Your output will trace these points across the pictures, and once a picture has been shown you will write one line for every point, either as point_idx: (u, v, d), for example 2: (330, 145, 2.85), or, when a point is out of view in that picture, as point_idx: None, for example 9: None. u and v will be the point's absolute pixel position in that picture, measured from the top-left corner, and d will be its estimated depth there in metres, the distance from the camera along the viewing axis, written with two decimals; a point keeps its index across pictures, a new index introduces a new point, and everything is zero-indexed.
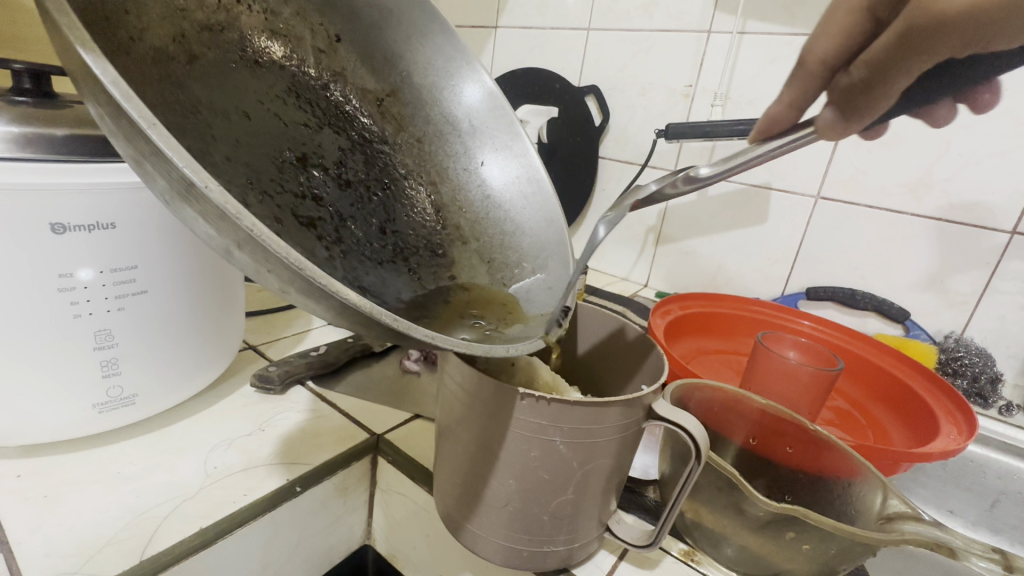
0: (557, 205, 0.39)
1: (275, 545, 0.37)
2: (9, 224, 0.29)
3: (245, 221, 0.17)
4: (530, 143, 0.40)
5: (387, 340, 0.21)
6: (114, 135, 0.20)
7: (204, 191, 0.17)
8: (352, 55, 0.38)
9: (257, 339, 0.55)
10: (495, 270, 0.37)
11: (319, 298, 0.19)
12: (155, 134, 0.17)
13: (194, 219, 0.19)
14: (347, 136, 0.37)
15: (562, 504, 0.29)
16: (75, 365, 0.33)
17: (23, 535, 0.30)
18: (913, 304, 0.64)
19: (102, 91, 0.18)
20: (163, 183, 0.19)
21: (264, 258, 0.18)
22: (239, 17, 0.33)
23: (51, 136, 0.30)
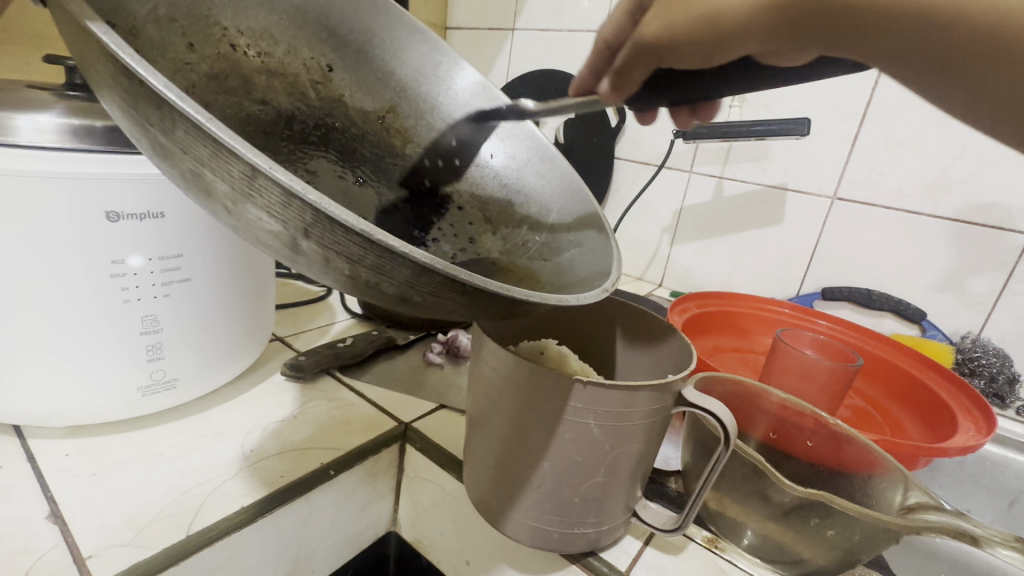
0: (575, 177, 0.40)
1: (308, 526, 0.38)
2: (69, 212, 0.31)
3: (311, 196, 0.18)
4: (531, 125, 0.41)
5: (458, 301, 0.22)
6: (169, 154, 0.20)
7: (270, 173, 0.18)
8: (347, 80, 0.38)
9: (284, 330, 0.56)
10: (531, 252, 0.35)
11: (391, 266, 0.20)
12: (214, 127, 0.18)
13: (255, 217, 0.20)
14: (359, 156, 0.38)
15: (593, 487, 0.30)
16: (124, 348, 0.35)
17: (76, 509, 0.31)
18: (931, 304, 0.64)
19: (153, 102, 0.18)
20: (223, 188, 0.20)
21: (333, 234, 0.19)
22: (240, 61, 0.34)
23: (92, 128, 0.31)
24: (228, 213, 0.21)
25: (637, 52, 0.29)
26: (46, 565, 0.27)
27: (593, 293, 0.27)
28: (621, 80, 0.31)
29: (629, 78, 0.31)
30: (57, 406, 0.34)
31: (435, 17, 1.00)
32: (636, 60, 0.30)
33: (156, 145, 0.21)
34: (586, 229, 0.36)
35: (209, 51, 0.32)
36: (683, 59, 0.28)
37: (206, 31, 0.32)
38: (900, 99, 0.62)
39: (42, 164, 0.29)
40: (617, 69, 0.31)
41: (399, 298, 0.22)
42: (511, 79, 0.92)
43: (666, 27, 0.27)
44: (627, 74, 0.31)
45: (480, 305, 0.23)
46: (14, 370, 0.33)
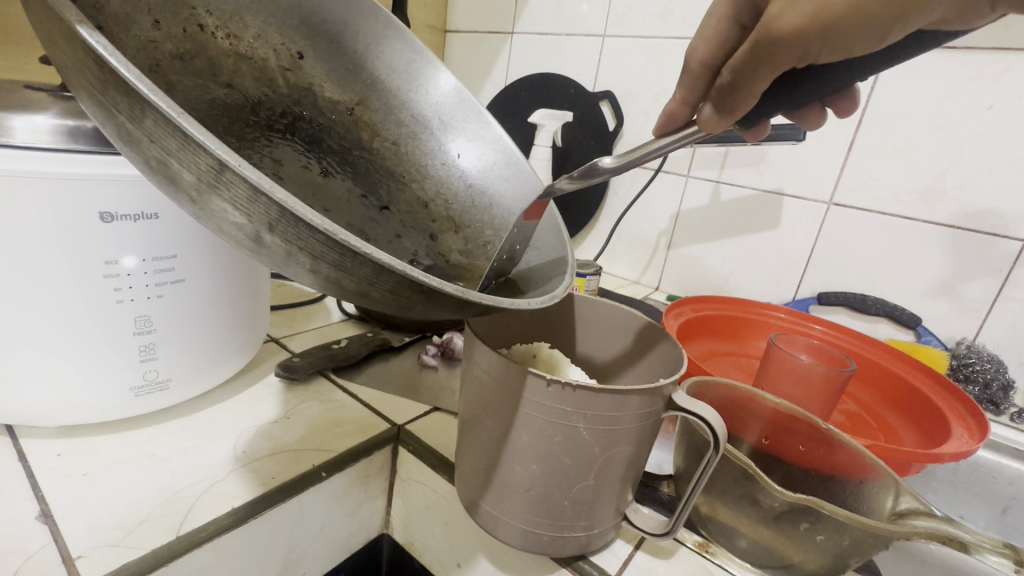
0: (537, 182, 0.42)
1: (299, 528, 0.38)
2: (65, 215, 0.31)
3: (279, 194, 0.18)
4: (499, 128, 0.42)
5: (417, 300, 0.23)
6: (134, 139, 0.20)
7: (238, 170, 0.18)
8: (318, 70, 0.38)
9: (279, 331, 0.57)
10: (487, 251, 0.38)
11: (353, 266, 0.20)
12: (184, 122, 0.18)
13: (221, 210, 0.20)
14: (325, 146, 0.38)
15: (582, 490, 0.30)
16: (116, 348, 0.35)
17: (66, 509, 0.31)
18: (926, 310, 0.64)
19: (121, 90, 0.18)
20: (189, 179, 0.20)
21: (298, 231, 0.19)
22: (207, 43, 0.33)
23: (87, 128, 0.31)
24: (193, 202, 0.21)
25: (758, 59, 0.29)
26: (35, 565, 0.27)
27: (548, 298, 0.27)
28: (734, 95, 0.31)
29: (751, 84, 0.31)
30: (49, 406, 0.35)
31: (435, 20, 1.00)
32: (756, 63, 0.29)
33: (122, 130, 0.21)
34: (544, 232, 0.38)
35: (175, 30, 0.32)
36: (824, 52, 0.27)
37: (176, 10, 0.32)
38: (896, 106, 0.63)
39: (35, 164, 0.29)
40: (734, 80, 0.31)
41: (358, 294, 0.22)
42: (510, 83, 0.92)
43: (800, 23, 0.26)
44: (746, 86, 0.31)
45: (439, 303, 0.23)
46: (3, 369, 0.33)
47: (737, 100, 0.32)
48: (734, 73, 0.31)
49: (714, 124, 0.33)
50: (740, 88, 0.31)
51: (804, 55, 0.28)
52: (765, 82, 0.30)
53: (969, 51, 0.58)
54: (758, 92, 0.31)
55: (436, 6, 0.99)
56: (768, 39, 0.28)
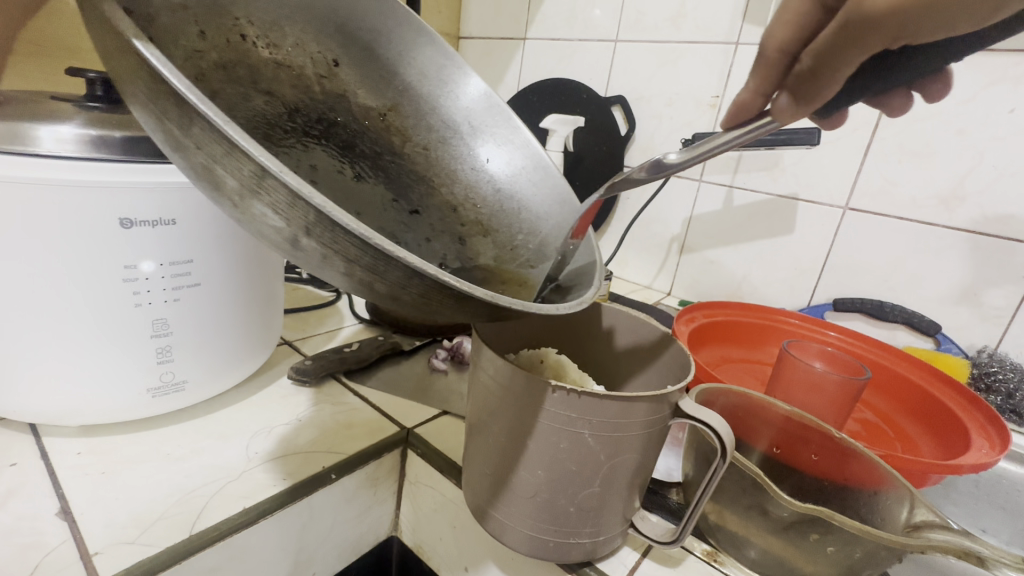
0: (567, 187, 0.42)
1: (310, 528, 0.38)
2: (86, 221, 0.32)
3: (316, 199, 0.19)
4: (528, 133, 0.42)
5: (448, 303, 0.23)
6: (183, 146, 0.21)
7: (278, 175, 0.19)
8: (352, 77, 0.39)
9: (292, 334, 0.57)
10: (517, 255, 0.38)
11: (385, 268, 0.21)
12: (230, 129, 0.18)
13: (260, 213, 0.21)
14: (358, 151, 0.39)
15: (588, 497, 0.30)
16: (135, 350, 0.36)
17: (85, 507, 0.32)
18: (946, 317, 0.63)
19: (172, 99, 0.19)
20: (232, 184, 0.20)
21: (333, 235, 0.20)
22: (248, 52, 0.34)
23: (112, 138, 0.33)
24: (234, 207, 0.22)
25: (843, 41, 0.27)
26: (54, 560, 0.28)
27: (574, 305, 0.27)
28: (812, 82, 0.29)
29: (834, 71, 0.28)
30: (71, 405, 0.36)
31: (448, 27, 1.01)
32: (841, 47, 0.27)
33: (170, 136, 0.21)
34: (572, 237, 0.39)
35: (218, 40, 0.33)
36: (924, 32, 0.24)
37: (218, 21, 0.32)
38: (914, 109, 0.62)
39: (59, 173, 0.31)
40: (815, 66, 0.29)
41: (389, 297, 0.23)
42: (522, 89, 0.93)
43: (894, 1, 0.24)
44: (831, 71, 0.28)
45: (469, 307, 0.23)
46: (31, 369, 0.34)
47: (811, 91, 0.29)
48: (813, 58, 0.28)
49: (784, 115, 0.30)
50: (822, 75, 0.29)
51: (899, 37, 0.25)
52: (852, 66, 0.28)
53: (988, 54, 0.57)
54: (842, 78, 0.29)
55: (449, 12, 1.00)
56: (858, 19, 0.26)
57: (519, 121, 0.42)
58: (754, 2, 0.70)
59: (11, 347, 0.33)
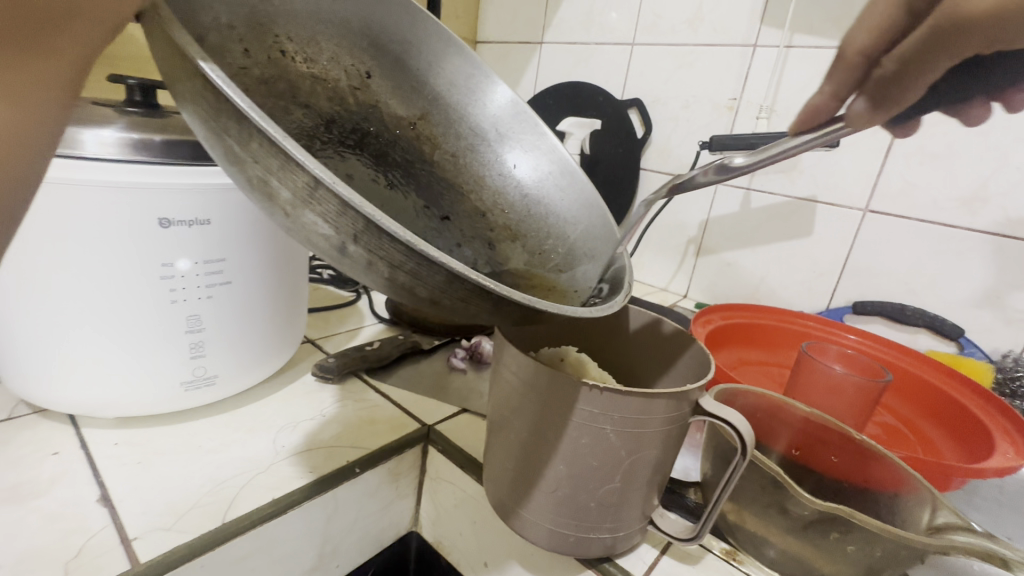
0: (594, 191, 0.41)
1: (335, 520, 0.39)
2: (128, 221, 0.33)
3: (366, 209, 0.20)
4: (556, 139, 0.42)
5: (484, 308, 0.24)
6: (240, 161, 0.22)
7: (331, 187, 0.20)
8: (384, 88, 0.40)
9: (314, 333, 0.59)
10: (543, 259, 0.38)
11: (429, 273, 0.21)
12: (289, 144, 0.20)
13: (310, 222, 0.22)
14: (391, 160, 0.41)
15: (608, 492, 0.30)
16: (171, 345, 0.37)
17: (123, 494, 0.33)
18: (968, 321, 0.62)
19: (233, 116, 0.20)
20: (285, 194, 0.21)
21: (379, 242, 0.21)
22: (287, 67, 0.36)
23: (151, 141, 0.34)
24: (286, 216, 0.22)
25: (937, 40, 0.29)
26: (97, 544, 0.30)
27: (603, 308, 0.27)
28: (896, 85, 0.33)
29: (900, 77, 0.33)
30: (110, 398, 0.37)
31: (465, 31, 1.03)
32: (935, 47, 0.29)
33: (228, 152, 0.22)
34: (601, 244, 0.39)
35: (261, 57, 0.34)
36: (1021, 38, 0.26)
37: (260, 38, 0.34)
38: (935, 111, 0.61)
39: (103, 175, 0.32)
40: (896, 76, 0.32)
41: (429, 301, 0.24)
42: (538, 92, 0.94)
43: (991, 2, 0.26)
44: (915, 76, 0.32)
45: (505, 311, 0.24)
46: (74, 363, 0.36)
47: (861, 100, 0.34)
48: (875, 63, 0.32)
49: (861, 119, 0.33)
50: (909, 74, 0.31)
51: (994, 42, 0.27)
52: (939, 70, 0.30)
53: None
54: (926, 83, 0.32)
55: (467, 17, 1.01)
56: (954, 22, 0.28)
57: (546, 127, 0.42)
58: (772, 4, 0.70)
59: (56, 342, 0.35)
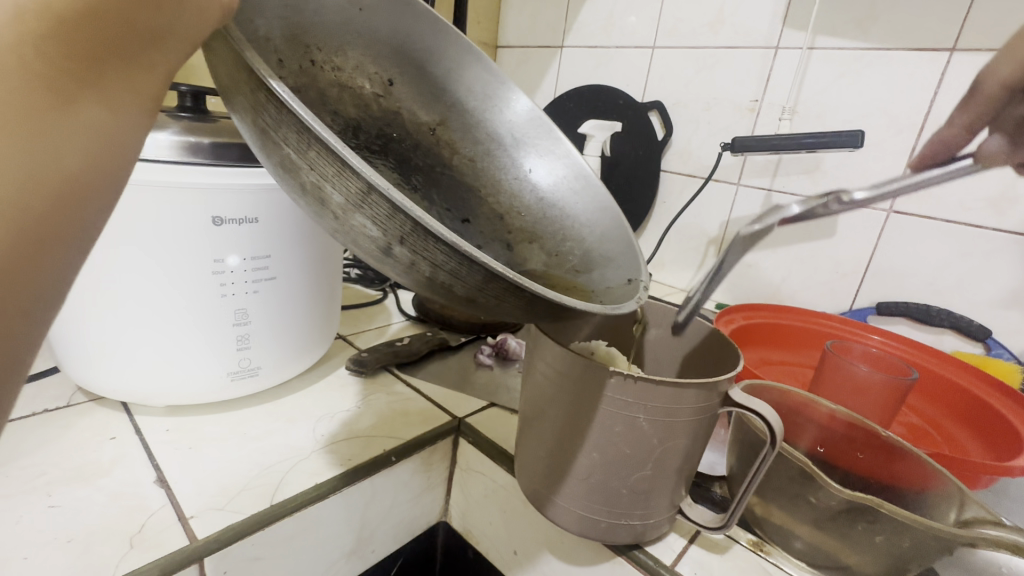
0: (608, 194, 0.42)
1: (372, 506, 0.41)
2: (185, 219, 0.35)
3: (416, 212, 0.21)
4: (571, 145, 0.44)
5: (517, 307, 0.25)
6: (292, 166, 0.23)
7: (385, 192, 0.21)
8: (406, 94, 0.41)
9: (345, 330, 0.61)
10: (561, 261, 0.37)
11: (468, 272, 0.23)
12: (346, 152, 0.21)
13: (359, 225, 0.23)
14: (412, 164, 0.42)
15: (640, 480, 0.32)
16: (221, 338, 0.40)
17: (178, 477, 0.35)
18: (994, 321, 0.62)
19: (293, 126, 0.21)
20: (338, 200, 0.23)
21: (424, 243, 0.22)
22: (318, 77, 0.37)
23: (202, 144, 0.36)
24: (335, 219, 0.24)
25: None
26: (158, 520, 0.32)
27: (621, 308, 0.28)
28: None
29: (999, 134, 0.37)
30: (163, 388, 0.39)
31: (486, 36, 1.05)
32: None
33: (280, 159, 0.24)
34: (619, 247, 0.37)
35: (294, 66, 0.35)
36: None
37: (294, 50, 0.34)
38: None
39: (164, 176, 0.34)
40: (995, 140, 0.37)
41: (464, 299, 0.25)
42: (559, 95, 0.95)
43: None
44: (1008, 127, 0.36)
45: (538, 309, 0.25)
46: (131, 354, 0.38)
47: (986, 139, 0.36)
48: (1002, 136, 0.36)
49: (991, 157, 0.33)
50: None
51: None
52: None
53: None
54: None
55: (488, 23, 1.03)
56: None
57: (562, 134, 0.43)
58: (794, 6, 0.71)
59: (115, 334, 0.37)
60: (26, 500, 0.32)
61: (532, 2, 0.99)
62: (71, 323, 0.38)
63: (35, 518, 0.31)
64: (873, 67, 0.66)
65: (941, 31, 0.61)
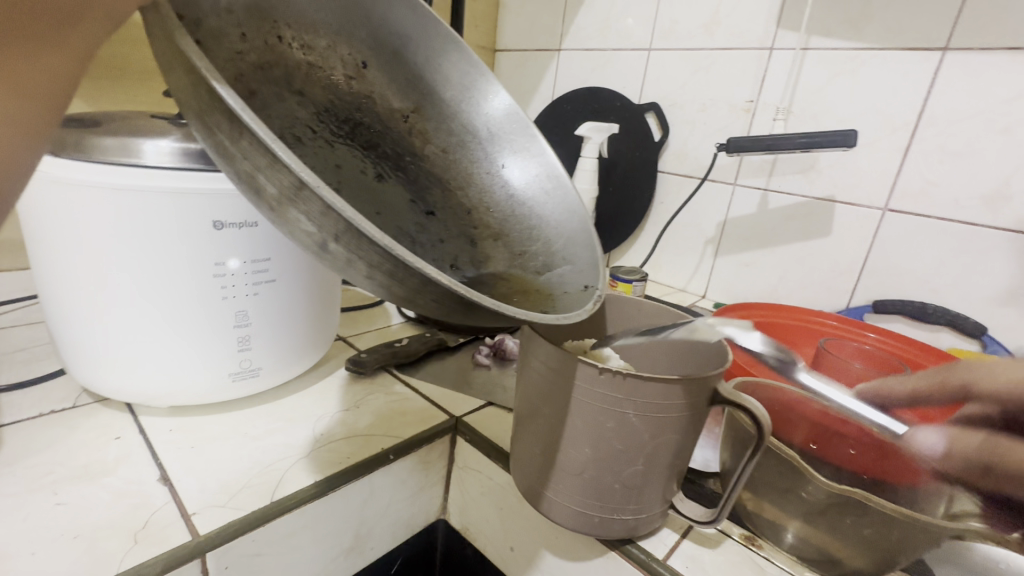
0: (578, 197, 0.41)
1: (371, 503, 0.42)
2: (186, 223, 0.36)
3: (347, 212, 0.21)
4: (546, 143, 0.43)
5: (456, 311, 0.24)
6: (231, 156, 0.24)
7: (316, 189, 0.21)
8: (379, 79, 0.41)
9: (345, 331, 0.62)
10: (526, 261, 0.37)
11: (404, 277, 0.22)
12: (276, 146, 0.21)
13: (295, 219, 0.23)
14: (381, 151, 0.39)
15: (631, 474, 0.32)
16: (220, 339, 0.40)
17: (181, 475, 0.36)
18: (990, 319, 0.63)
19: (227, 115, 0.22)
20: (272, 191, 0.23)
21: (358, 244, 0.22)
22: (285, 53, 0.36)
23: (201, 150, 0.36)
24: (272, 211, 0.24)
25: None
26: (162, 517, 0.33)
27: (573, 315, 0.27)
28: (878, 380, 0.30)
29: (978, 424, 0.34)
30: (147, 386, 0.40)
31: (484, 40, 1.06)
32: None
33: (220, 147, 0.24)
34: (580, 245, 0.37)
35: (258, 42, 0.34)
36: None
37: (259, 25, 0.34)
38: (953, 109, 0.62)
39: (165, 181, 0.35)
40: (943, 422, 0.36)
41: (405, 301, 0.24)
42: (557, 98, 0.96)
43: None
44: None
45: (481, 315, 0.24)
46: (112, 349, 0.39)
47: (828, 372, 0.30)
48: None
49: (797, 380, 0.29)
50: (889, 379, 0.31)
51: None
52: None
53: None
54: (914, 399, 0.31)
55: (486, 27, 1.05)
56: None
57: (538, 131, 0.43)
58: (788, 7, 0.71)
59: (98, 329, 0.38)
60: (33, 497, 0.33)
61: (529, 6, 1.00)
62: (61, 315, 0.39)
63: (42, 515, 0.32)
64: (867, 66, 0.66)
65: (933, 30, 0.61)
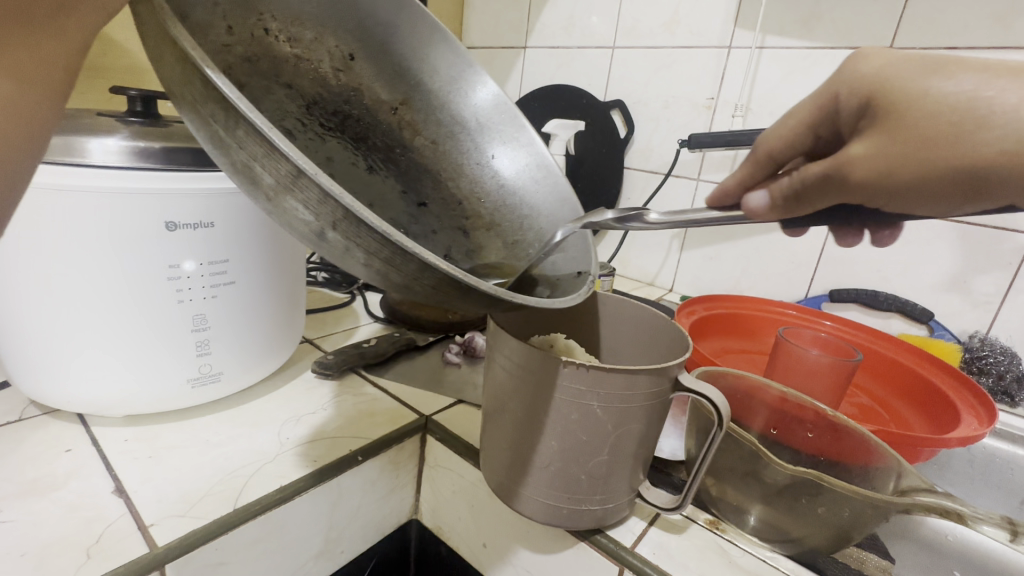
0: (569, 186, 0.41)
1: (339, 506, 0.41)
2: (138, 225, 0.35)
3: (346, 200, 0.21)
4: (536, 133, 0.42)
5: (454, 296, 0.24)
6: (222, 147, 0.23)
7: (313, 177, 0.20)
8: (366, 70, 0.39)
9: (311, 333, 0.61)
10: (516, 251, 0.39)
11: (401, 264, 0.22)
12: (273, 134, 0.20)
13: (293, 208, 0.22)
14: (371, 144, 0.40)
15: (597, 464, 0.33)
16: (177, 345, 0.39)
17: (137, 486, 0.35)
18: (938, 304, 0.66)
19: (221, 103, 0.21)
20: (268, 180, 0.22)
21: (356, 231, 0.21)
22: (271, 46, 0.35)
23: (155, 150, 0.35)
24: (268, 200, 0.23)
25: None
26: (116, 530, 0.31)
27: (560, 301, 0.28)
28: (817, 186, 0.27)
29: (817, 106, 0.29)
30: (109, 396, 0.39)
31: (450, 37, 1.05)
32: None
33: (214, 136, 0.23)
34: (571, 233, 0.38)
35: (244, 34, 0.33)
36: None
37: (245, 15, 0.33)
38: None
39: (115, 181, 0.34)
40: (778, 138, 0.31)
41: (402, 287, 0.24)
42: (523, 95, 0.97)
43: None
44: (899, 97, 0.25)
45: (478, 300, 0.24)
46: (73, 359, 0.37)
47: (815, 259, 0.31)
48: (916, 106, 0.24)
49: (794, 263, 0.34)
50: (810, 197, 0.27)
51: None
52: None
53: (968, 52, 0.60)
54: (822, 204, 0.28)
55: (451, 24, 1.04)
56: None
57: (527, 121, 0.42)
58: (744, 6, 0.73)
59: (54, 337, 0.36)
60: None
61: (494, 4, 1.00)
62: (8, 325, 0.37)
63: None
64: (820, 65, 0.69)
65: (879, 30, 0.64)
